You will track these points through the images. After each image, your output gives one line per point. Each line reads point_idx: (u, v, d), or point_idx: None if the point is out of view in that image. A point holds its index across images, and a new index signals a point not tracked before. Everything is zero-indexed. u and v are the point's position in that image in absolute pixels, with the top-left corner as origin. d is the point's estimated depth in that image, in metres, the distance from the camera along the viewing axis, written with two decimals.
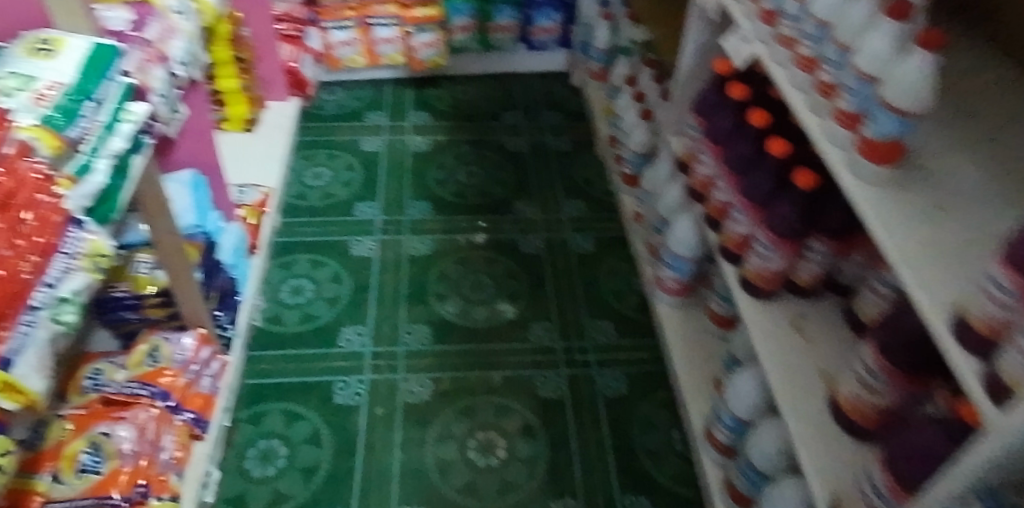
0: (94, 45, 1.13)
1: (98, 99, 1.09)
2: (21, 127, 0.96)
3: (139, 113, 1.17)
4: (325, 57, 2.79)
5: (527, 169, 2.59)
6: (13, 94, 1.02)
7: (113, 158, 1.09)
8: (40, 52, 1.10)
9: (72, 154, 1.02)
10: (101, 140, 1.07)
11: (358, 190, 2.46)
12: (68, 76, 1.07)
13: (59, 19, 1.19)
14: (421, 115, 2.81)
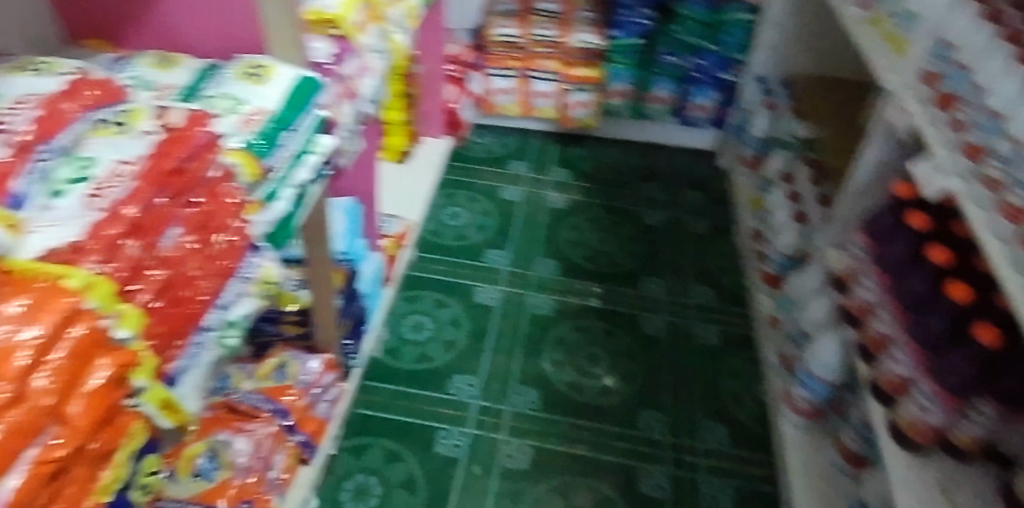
0: (300, 77, 1.19)
1: (292, 128, 1.15)
2: (229, 152, 1.02)
3: (325, 145, 1.23)
4: (483, 101, 2.84)
5: (661, 243, 2.50)
6: (224, 114, 1.09)
7: (297, 188, 1.15)
8: (251, 77, 1.16)
9: (263, 181, 1.07)
10: (289, 170, 1.13)
11: (491, 235, 2.45)
12: (273, 104, 1.13)
13: (273, 47, 1.23)
14: (562, 172, 2.76)
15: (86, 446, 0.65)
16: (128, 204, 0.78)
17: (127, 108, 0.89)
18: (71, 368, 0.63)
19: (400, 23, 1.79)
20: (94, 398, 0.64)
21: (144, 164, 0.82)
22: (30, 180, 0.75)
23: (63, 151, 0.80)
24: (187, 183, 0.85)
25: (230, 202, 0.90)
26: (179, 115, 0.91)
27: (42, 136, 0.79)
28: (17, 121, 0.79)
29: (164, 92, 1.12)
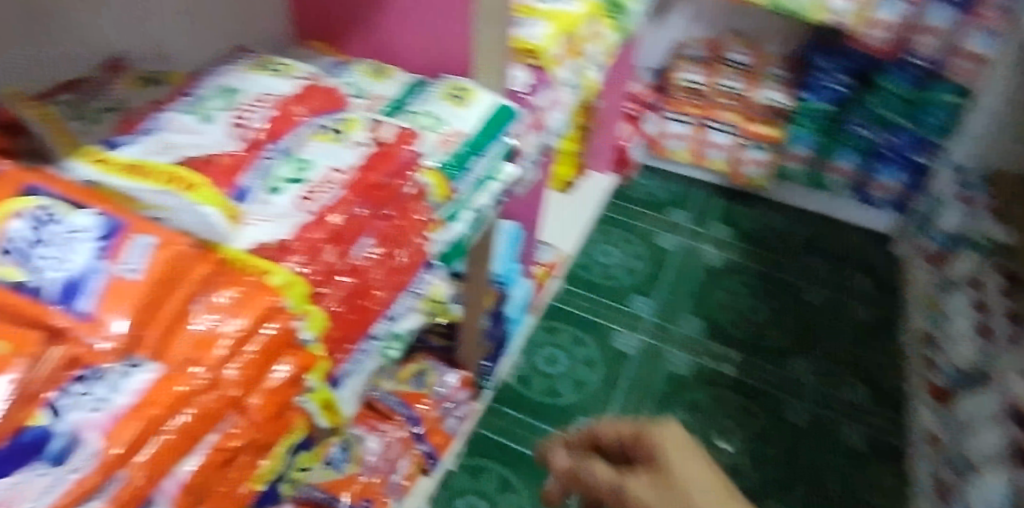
0: (498, 105, 1.21)
1: (482, 154, 1.16)
2: (424, 171, 1.04)
3: (508, 173, 1.24)
4: (653, 145, 2.73)
5: (818, 325, 2.35)
6: (423, 131, 1.11)
7: (476, 212, 1.16)
8: (453, 99, 1.18)
9: (447, 201, 1.09)
10: (472, 193, 1.14)
11: (641, 281, 2.39)
12: (469, 129, 1.15)
13: (478, 72, 1.24)
14: (723, 230, 2.63)
15: (258, 442, 0.66)
16: (335, 212, 0.82)
17: (345, 117, 0.92)
18: (261, 362, 0.65)
19: (597, 60, 1.78)
20: (272, 393, 0.66)
21: (355, 176, 0.86)
22: (255, 177, 0.79)
23: (286, 151, 0.84)
24: (387, 197, 0.89)
25: (414, 216, 0.93)
26: (389, 132, 0.94)
27: (272, 139, 0.83)
28: (255, 118, 0.85)
29: (372, 103, 1.13)
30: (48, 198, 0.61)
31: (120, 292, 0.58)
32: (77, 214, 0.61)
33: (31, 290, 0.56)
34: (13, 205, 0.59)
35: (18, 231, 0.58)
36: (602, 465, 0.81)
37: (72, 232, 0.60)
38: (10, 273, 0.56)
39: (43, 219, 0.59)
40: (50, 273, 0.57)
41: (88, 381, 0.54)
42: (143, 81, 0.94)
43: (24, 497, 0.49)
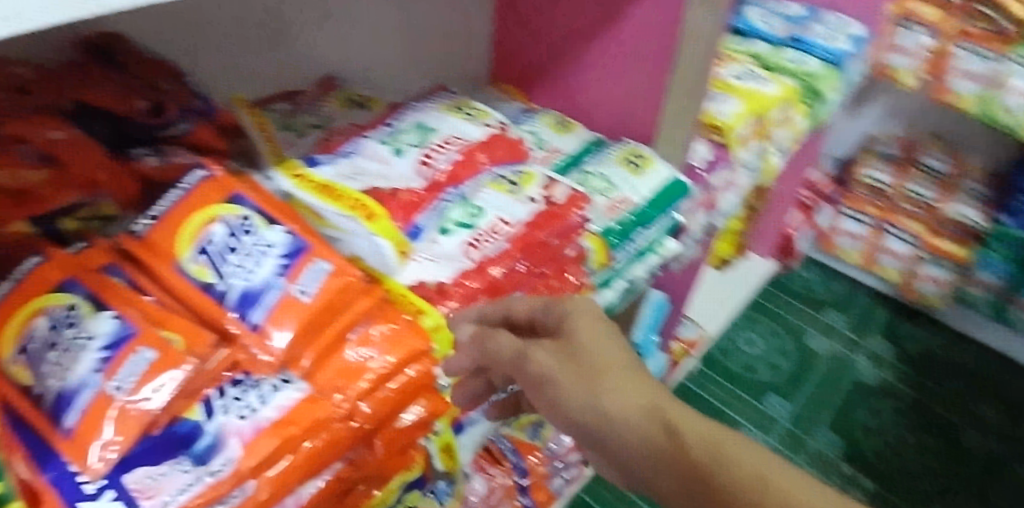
0: (675, 179, 1.09)
1: (648, 227, 1.05)
2: (587, 235, 0.94)
3: (672, 250, 1.11)
4: (822, 237, 2.59)
5: (972, 475, 2.12)
6: (593, 194, 1.02)
7: (629, 283, 1.05)
8: (629, 163, 1.08)
9: (605, 267, 0.99)
10: (628, 264, 1.03)
11: (782, 380, 2.25)
12: (640, 198, 1.05)
13: (659, 141, 1.11)
14: (884, 345, 2.42)
15: (377, 475, 0.67)
16: (496, 264, 0.83)
17: (523, 170, 0.93)
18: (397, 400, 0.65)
19: (786, 148, 1.52)
20: (396, 436, 0.66)
21: (518, 231, 0.86)
22: (429, 217, 0.83)
23: (462, 194, 0.87)
24: (546, 256, 0.89)
25: (565, 276, 0.92)
26: (561, 193, 0.93)
27: (452, 182, 0.87)
28: (441, 159, 0.89)
29: (546, 157, 1.07)
30: (249, 208, 0.65)
31: (289, 312, 0.62)
32: (271, 229, 0.65)
33: (216, 293, 0.61)
34: (217, 210, 0.64)
35: (218, 235, 0.63)
36: (501, 333, 0.71)
37: (261, 246, 0.64)
38: (203, 275, 0.62)
39: (240, 228, 0.64)
40: (235, 282, 0.62)
41: (243, 386, 0.58)
42: (350, 103, 1.01)
43: (163, 489, 0.52)
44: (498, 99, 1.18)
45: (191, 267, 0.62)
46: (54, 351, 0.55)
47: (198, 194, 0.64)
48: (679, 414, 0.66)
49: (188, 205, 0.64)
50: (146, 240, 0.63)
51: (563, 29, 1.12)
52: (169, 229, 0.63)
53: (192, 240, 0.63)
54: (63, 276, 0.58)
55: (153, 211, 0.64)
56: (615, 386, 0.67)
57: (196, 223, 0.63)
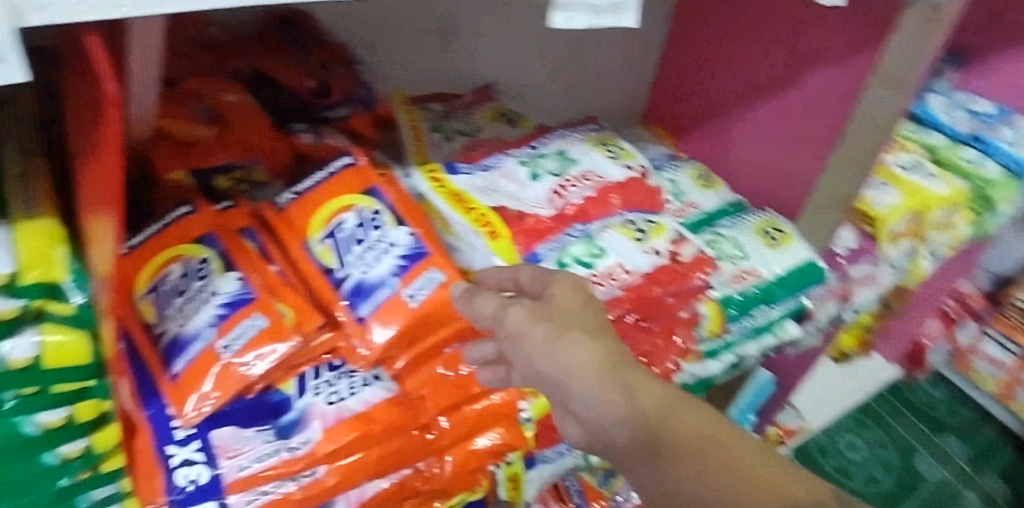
0: (812, 261, 1.03)
1: (774, 306, 1.00)
2: (706, 301, 0.92)
3: (792, 335, 1.05)
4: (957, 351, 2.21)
5: None
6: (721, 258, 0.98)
7: (738, 359, 1.00)
8: (766, 236, 1.03)
9: (715, 336, 0.95)
10: (741, 339, 0.99)
11: (878, 494, 2.08)
12: (770, 273, 0.99)
13: (803, 218, 1.06)
14: (1000, 486, 2.19)
15: (444, 490, 0.67)
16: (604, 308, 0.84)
17: (655, 220, 0.90)
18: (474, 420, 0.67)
19: (943, 256, 1.23)
20: (469, 458, 0.67)
21: (635, 281, 0.85)
22: (549, 247, 0.82)
23: (589, 232, 0.85)
24: (658, 312, 0.89)
25: (671, 337, 0.91)
26: (688, 251, 0.90)
27: (580, 219, 0.86)
28: (574, 194, 0.88)
29: (681, 211, 1.02)
30: (382, 203, 0.66)
31: (394, 313, 0.63)
32: (398, 228, 0.65)
33: (333, 279, 0.64)
34: (353, 199, 0.65)
35: (348, 223, 0.65)
36: (489, 293, 0.60)
37: (385, 243, 0.65)
38: (326, 258, 0.64)
39: (370, 222, 0.65)
40: (353, 272, 0.64)
41: (338, 372, 0.62)
42: (501, 117, 0.99)
43: (244, 453, 0.56)
44: (646, 139, 1.15)
45: (317, 248, 0.64)
46: (181, 297, 0.59)
47: (340, 180, 0.66)
48: (655, 396, 0.52)
49: (328, 188, 0.66)
50: (285, 212, 0.66)
51: (731, 86, 1.10)
52: (306, 208, 0.65)
53: (325, 223, 0.65)
54: (205, 230, 0.61)
55: (297, 186, 0.67)
56: (586, 343, 0.53)
57: (331, 207, 0.65)
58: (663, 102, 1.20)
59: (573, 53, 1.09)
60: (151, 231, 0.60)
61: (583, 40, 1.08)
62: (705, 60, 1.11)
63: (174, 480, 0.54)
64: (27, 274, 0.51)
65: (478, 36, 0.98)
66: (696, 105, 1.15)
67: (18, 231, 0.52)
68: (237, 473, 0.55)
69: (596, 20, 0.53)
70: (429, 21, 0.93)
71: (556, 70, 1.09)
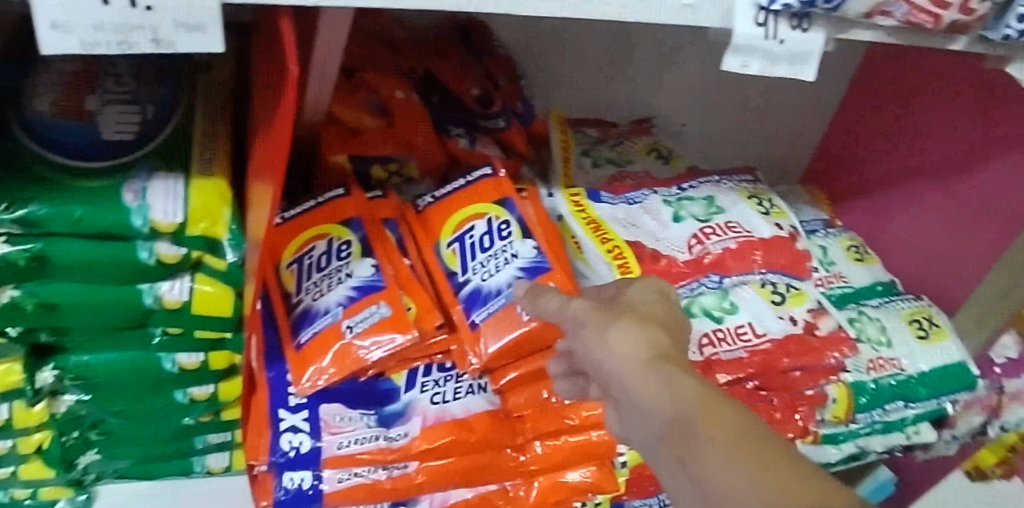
0: (961, 364, 0.95)
1: (911, 404, 0.93)
2: (835, 384, 0.87)
3: (926, 441, 0.97)
4: None
5: None
6: (862, 342, 0.92)
7: (862, 452, 0.94)
8: (916, 327, 0.96)
9: (840, 424, 0.90)
10: (869, 432, 0.92)
11: None
12: (913, 368, 0.93)
13: (960, 316, 0.99)
14: None
15: None
16: (724, 370, 0.81)
17: (797, 286, 0.86)
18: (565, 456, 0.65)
19: None
20: (553, 489, 0.66)
21: (763, 347, 0.81)
22: (679, 293, 0.81)
23: (723, 286, 0.83)
24: (782, 385, 0.84)
25: (793, 414, 0.85)
26: (825, 325, 0.85)
27: (715, 271, 0.83)
28: (715, 243, 0.84)
29: (825, 280, 0.97)
30: (512, 214, 0.66)
31: (505, 325, 0.62)
32: (525, 242, 0.65)
33: (454, 283, 0.64)
34: (485, 206, 0.66)
35: (477, 228, 0.65)
36: (554, 290, 0.57)
37: (509, 254, 0.64)
38: (451, 262, 0.65)
39: (498, 231, 0.65)
40: (473, 278, 0.63)
41: (446, 374, 0.63)
42: (654, 152, 0.98)
43: (346, 432, 0.59)
44: (803, 200, 1.10)
45: (445, 251, 0.65)
46: (318, 273, 0.61)
47: (476, 188, 0.66)
48: (685, 387, 0.46)
49: (464, 194, 0.67)
50: (422, 213, 0.67)
51: (904, 159, 1.02)
52: (441, 210, 0.66)
53: (456, 227, 0.66)
54: (353, 214, 0.63)
55: (438, 190, 0.68)
56: (632, 333, 0.49)
57: (464, 212, 0.66)
58: (830, 164, 1.14)
59: (739, 99, 1.06)
60: (306, 206, 0.64)
61: (752, 88, 1.05)
62: (879, 128, 1.05)
63: (278, 443, 0.57)
64: (192, 227, 0.57)
65: (646, 68, 0.97)
66: (864, 173, 1.08)
67: (194, 182, 0.57)
68: (335, 451, 0.58)
69: (770, 67, 0.52)
70: (599, 47, 0.93)
71: (720, 114, 1.06)
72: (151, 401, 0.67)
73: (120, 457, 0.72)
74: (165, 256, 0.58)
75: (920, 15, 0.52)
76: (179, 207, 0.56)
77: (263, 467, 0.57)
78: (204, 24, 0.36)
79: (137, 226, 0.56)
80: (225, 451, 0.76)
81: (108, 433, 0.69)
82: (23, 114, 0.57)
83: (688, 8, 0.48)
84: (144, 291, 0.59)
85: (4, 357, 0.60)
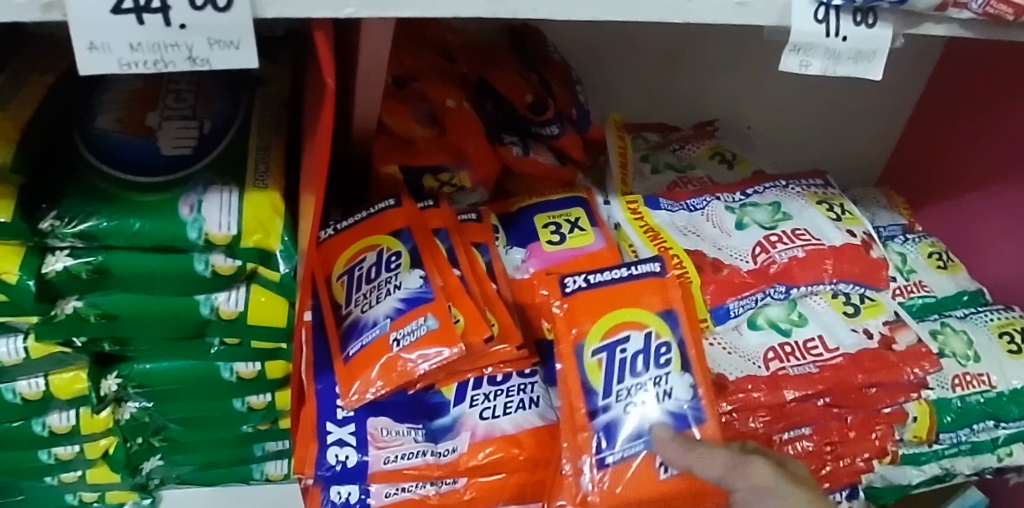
0: None
1: (1003, 424, 0.88)
2: (916, 402, 0.83)
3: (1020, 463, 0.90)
4: None
5: None
6: (945, 357, 0.88)
7: (947, 473, 0.89)
8: (1006, 341, 0.91)
9: (922, 444, 0.86)
10: (955, 452, 0.87)
11: None
12: (1003, 385, 0.88)
13: None
14: None
15: None
16: (793, 385, 0.75)
17: (873, 297, 0.83)
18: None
19: None
20: None
21: (836, 361, 0.77)
22: (743, 305, 0.77)
23: (791, 296, 0.80)
24: (857, 402, 0.78)
25: (870, 434, 0.81)
26: (905, 338, 0.80)
27: (785, 281, 0.79)
28: (782, 251, 0.80)
29: (904, 290, 0.94)
30: (676, 336, 0.61)
31: (637, 475, 0.58)
32: (680, 374, 0.60)
33: (591, 401, 0.59)
34: (650, 318, 0.61)
35: (635, 345, 0.60)
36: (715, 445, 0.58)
37: (663, 387, 0.60)
38: (595, 378, 0.60)
39: (655, 352, 0.60)
40: (616, 407, 0.59)
41: (497, 387, 0.62)
42: (717, 156, 0.94)
43: (394, 446, 0.58)
44: (881, 204, 1.05)
45: (588, 360, 0.60)
46: (368, 284, 0.61)
47: (642, 290, 0.62)
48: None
49: (631, 298, 0.61)
50: (571, 300, 0.61)
51: (989, 161, 0.96)
52: (598, 308, 0.61)
53: (612, 335, 0.61)
54: (404, 225, 0.63)
55: (590, 273, 0.63)
56: None
57: (624, 319, 0.61)
58: (908, 166, 1.09)
59: (810, 99, 1.02)
60: (357, 217, 0.64)
61: (823, 87, 1.00)
62: (960, 128, 0.99)
63: (325, 456, 0.57)
64: (246, 239, 0.57)
65: (710, 70, 0.95)
66: (944, 174, 1.02)
67: (247, 195, 0.57)
68: (382, 465, 0.57)
69: (833, 66, 0.49)
70: (659, 48, 0.91)
71: (788, 114, 1.02)
72: (211, 410, 0.68)
73: (183, 463, 0.73)
74: (220, 268, 0.58)
75: (998, 5, 0.49)
76: (233, 219, 0.56)
77: (309, 480, 0.57)
78: (238, 40, 0.37)
79: (192, 238, 0.56)
80: (283, 458, 0.76)
81: (171, 439, 0.70)
82: (89, 130, 0.58)
83: (742, 6, 0.45)
84: (201, 301, 0.60)
85: (72, 364, 0.62)
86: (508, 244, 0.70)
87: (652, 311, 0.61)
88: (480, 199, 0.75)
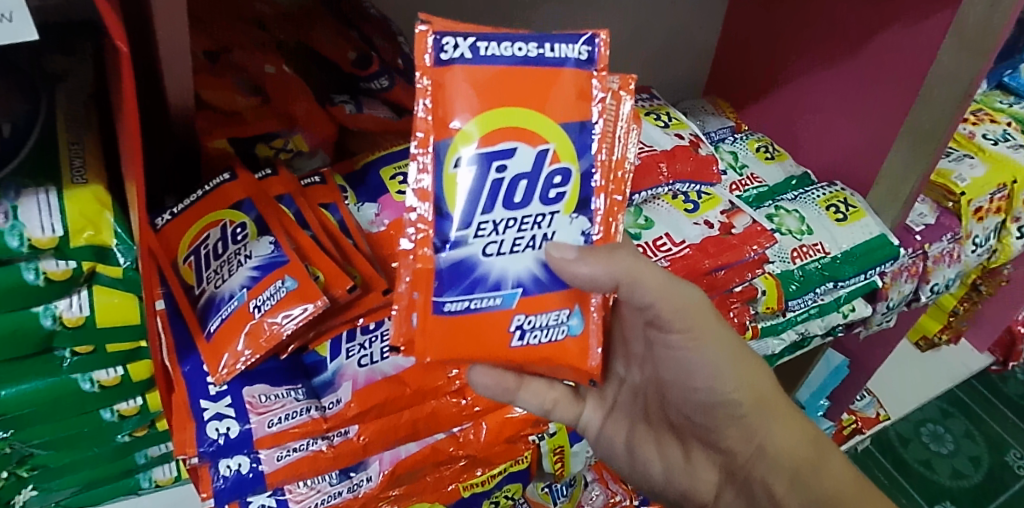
0: (881, 236, 0.98)
1: (841, 284, 0.96)
2: (761, 276, 0.90)
3: (863, 314, 1.02)
4: None
5: None
6: (782, 234, 0.96)
7: (800, 335, 0.98)
8: (832, 210, 0.99)
9: (774, 314, 0.94)
10: (805, 317, 0.97)
11: None
12: (838, 250, 0.96)
13: (874, 193, 1.01)
14: None
15: (481, 457, 0.71)
16: None
17: (708, 192, 0.92)
18: (500, 451, 0.72)
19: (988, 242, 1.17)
20: (502, 425, 0.69)
21: (683, 253, 0.83)
22: None
23: (635, 202, 0.87)
24: (710, 286, 0.84)
25: (728, 313, 0.87)
26: (741, 223, 0.89)
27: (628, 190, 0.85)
28: None
29: (739, 184, 1.02)
30: (578, 165, 0.55)
31: (484, 324, 0.55)
32: (564, 217, 0.55)
33: (441, 229, 0.54)
34: (554, 136, 0.54)
35: (520, 165, 0.53)
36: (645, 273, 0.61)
37: (542, 228, 0.55)
38: (452, 201, 0.54)
39: (545, 182, 0.54)
40: (474, 245, 0.54)
41: (371, 335, 0.63)
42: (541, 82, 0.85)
43: (275, 409, 0.57)
44: (701, 109, 1.14)
45: (451, 173, 0.53)
46: (216, 260, 0.59)
47: (556, 81, 0.54)
48: (760, 384, 0.66)
49: (532, 100, 0.53)
50: (446, 74, 0.52)
51: (796, 51, 1.05)
52: (488, 100, 0.52)
53: (496, 141, 0.53)
54: (243, 196, 0.62)
55: (485, 39, 0.53)
56: (760, 371, 0.66)
57: (512, 123, 0.53)
58: (727, 73, 1.17)
59: (631, 24, 1.06)
60: (193, 198, 0.62)
61: (641, 9, 1.05)
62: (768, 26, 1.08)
63: (205, 432, 0.55)
64: (76, 238, 0.54)
65: (534, 6, 0.97)
66: (762, 71, 1.11)
67: (67, 192, 0.55)
68: (266, 429, 0.56)
69: None
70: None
71: (614, 41, 1.07)
72: (78, 428, 0.65)
73: (62, 487, 0.70)
74: (53, 273, 0.55)
75: None
76: (56, 220, 0.54)
77: (194, 460, 0.55)
78: (10, 12, 0.36)
79: (14, 247, 0.53)
80: (169, 462, 0.74)
81: (41, 467, 0.67)
82: None
83: None
84: (40, 313, 0.57)
85: None
86: (359, 201, 0.71)
87: (552, 122, 0.54)
88: (323, 162, 0.74)
